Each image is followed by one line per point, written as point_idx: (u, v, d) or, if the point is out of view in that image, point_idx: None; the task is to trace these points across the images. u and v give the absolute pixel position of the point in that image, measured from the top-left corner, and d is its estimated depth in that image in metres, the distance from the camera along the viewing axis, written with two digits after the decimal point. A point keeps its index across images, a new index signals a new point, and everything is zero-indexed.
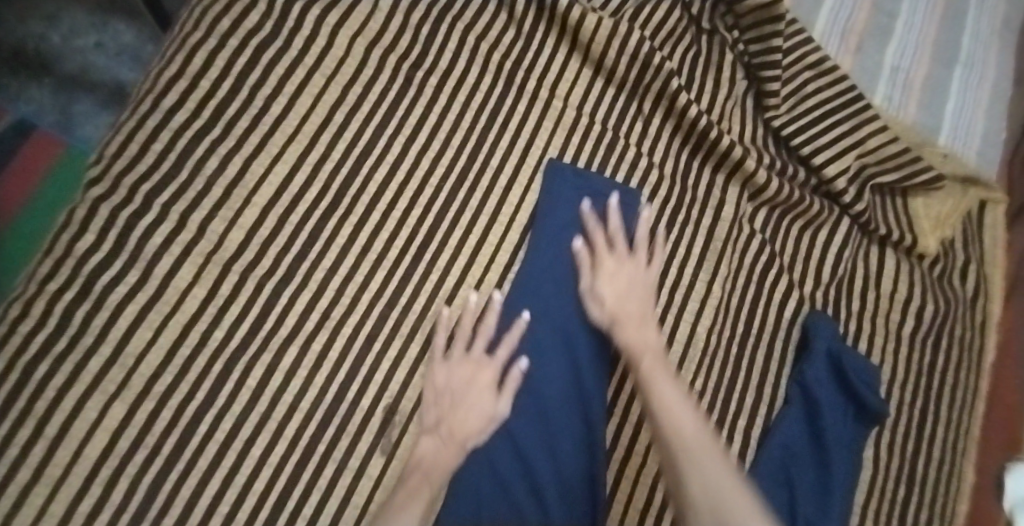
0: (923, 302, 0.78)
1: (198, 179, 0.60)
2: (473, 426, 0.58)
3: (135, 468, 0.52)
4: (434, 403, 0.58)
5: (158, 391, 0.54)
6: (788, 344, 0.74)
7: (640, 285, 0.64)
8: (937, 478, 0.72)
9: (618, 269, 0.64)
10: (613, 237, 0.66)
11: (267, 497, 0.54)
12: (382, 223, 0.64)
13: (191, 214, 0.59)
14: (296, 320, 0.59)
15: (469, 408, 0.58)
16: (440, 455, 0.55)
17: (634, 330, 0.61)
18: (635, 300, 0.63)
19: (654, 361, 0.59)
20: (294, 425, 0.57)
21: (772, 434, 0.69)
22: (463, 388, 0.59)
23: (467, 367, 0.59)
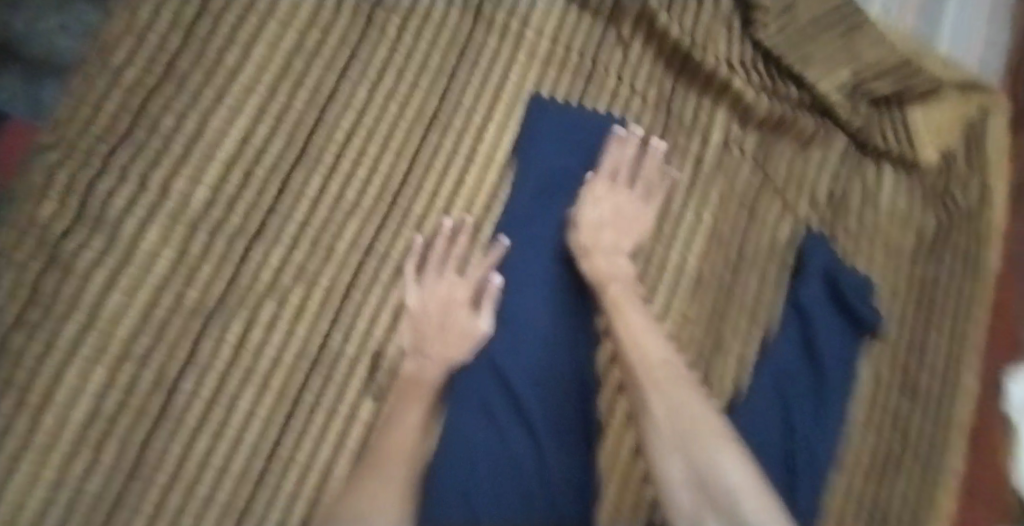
0: (913, 213, 0.79)
1: (152, 142, 0.59)
2: (451, 343, 0.58)
3: (125, 427, 0.55)
4: (412, 327, 0.60)
5: (137, 353, 0.56)
6: (782, 264, 0.74)
7: (633, 220, 0.66)
8: (940, 393, 0.73)
9: (609, 198, 0.66)
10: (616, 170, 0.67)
11: (259, 446, 0.57)
12: (354, 171, 0.64)
13: (152, 174, 0.58)
14: (271, 276, 0.60)
15: (450, 327, 0.59)
16: (421, 373, 0.57)
17: (607, 262, 0.63)
18: (614, 230, 0.65)
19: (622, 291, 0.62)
20: (280, 377, 0.59)
21: (770, 354, 0.70)
22: (437, 306, 0.59)
23: (441, 291, 0.60)
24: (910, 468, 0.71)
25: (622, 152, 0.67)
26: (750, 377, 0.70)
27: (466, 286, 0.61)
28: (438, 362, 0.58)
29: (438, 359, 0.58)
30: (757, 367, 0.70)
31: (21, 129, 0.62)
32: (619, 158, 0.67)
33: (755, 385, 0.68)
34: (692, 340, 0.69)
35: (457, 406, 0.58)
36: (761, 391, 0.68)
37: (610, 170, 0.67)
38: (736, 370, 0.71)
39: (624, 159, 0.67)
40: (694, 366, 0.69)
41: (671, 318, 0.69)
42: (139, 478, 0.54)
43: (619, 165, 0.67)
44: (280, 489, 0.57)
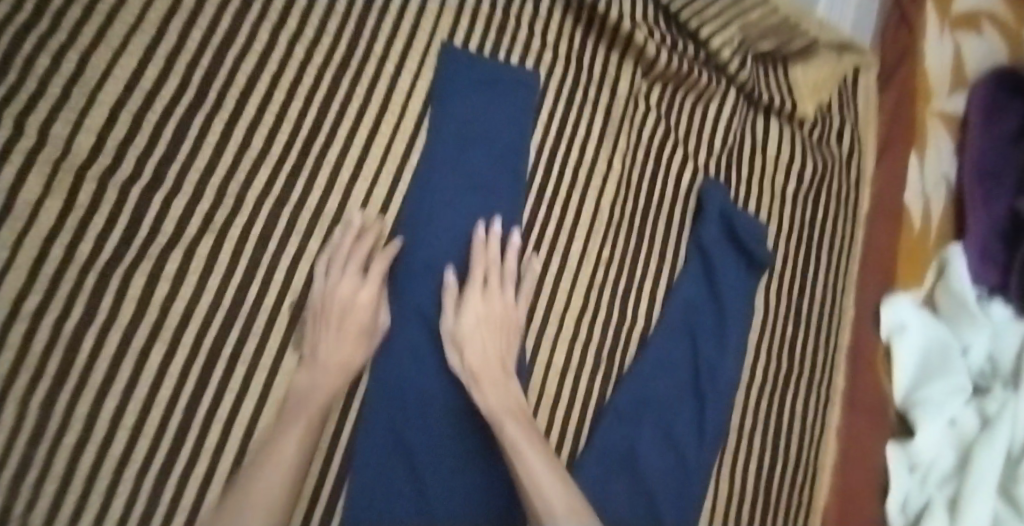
0: (802, 163, 0.86)
1: (29, 82, 0.56)
2: (353, 355, 0.59)
3: (5, 394, 0.50)
4: (314, 327, 0.59)
5: (12, 313, 0.51)
6: (685, 210, 0.80)
7: (506, 321, 0.65)
8: (818, 318, 0.84)
9: (484, 304, 0.64)
10: (488, 273, 0.66)
11: (178, 400, 0.55)
12: (266, 115, 0.63)
13: (30, 117, 0.55)
14: (176, 226, 0.58)
15: (351, 326, 0.59)
16: (319, 383, 0.56)
17: (495, 391, 0.61)
18: (493, 338, 0.63)
19: (517, 423, 0.59)
20: (192, 331, 0.56)
21: (676, 291, 0.77)
22: (344, 312, 0.59)
23: (344, 291, 0.60)
24: (800, 387, 0.82)
25: (489, 254, 0.67)
26: (659, 313, 0.77)
27: (370, 293, 0.61)
28: (341, 370, 0.58)
29: (341, 366, 0.58)
30: (666, 305, 0.77)
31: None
32: (487, 259, 0.66)
33: (664, 320, 0.76)
34: (607, 280, 0.74)
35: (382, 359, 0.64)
36: (667, 329, 0.76)
37: (479, 272, 0.66)
38: (648, 308, 0.76)
39: (493, 258, 0.66)
40: (609, 305, 0.74)
41: (587, 260, 0.74)
42: (39, 440, 0.50)
43: (491, 265, 0.66)
44: (204, 442, 0.55)
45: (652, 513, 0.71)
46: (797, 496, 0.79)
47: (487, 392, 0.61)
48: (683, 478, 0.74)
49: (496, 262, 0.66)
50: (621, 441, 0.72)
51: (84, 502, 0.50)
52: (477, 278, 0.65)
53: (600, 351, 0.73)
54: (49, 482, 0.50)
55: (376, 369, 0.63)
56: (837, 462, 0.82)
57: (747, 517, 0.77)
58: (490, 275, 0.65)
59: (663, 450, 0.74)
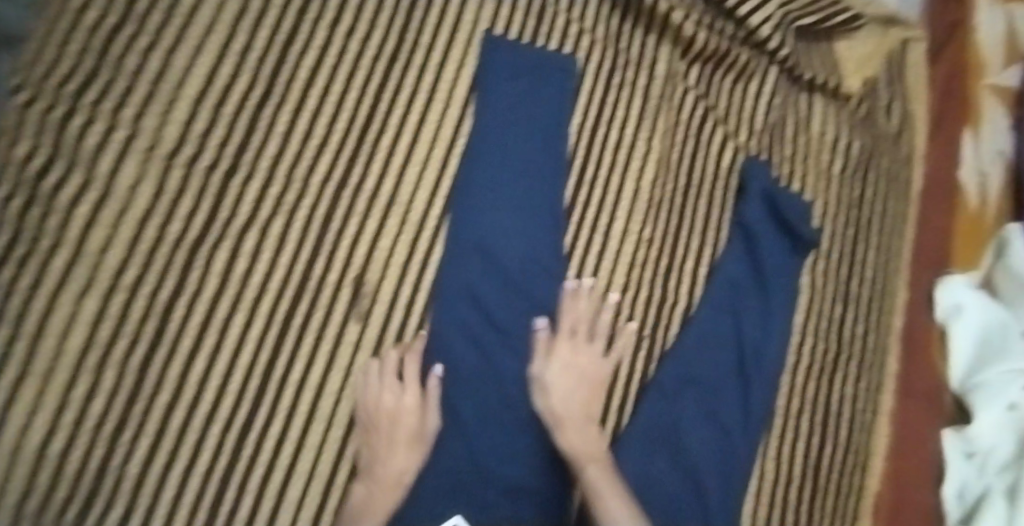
0: (850, 140, 0.84)
1: (121, 80, 0.62)
2: (404, 465, 0.60)
3: (97, 360, 0.56)
4: (364, 446, 0.61)
5: (105, 287, 0.57)
6: (728, 189, 0.80)
7: (593, 377, 0.68)
8: (870, 296, 0.83)
9: (573, 360, 0.67)
10: (575, 328, 0.68)
11: (255, 366, 0.61)
12: (321, 108, 0.68)
13: (124, 111, 0.61)
14: (252, 207, 0.64)
15: (396, 432, 0.61)
16: (372, 501, 0.58)
17: (578, 433, 0.64)
18: (580, 391, 0.66)
19: (597, 465, 0.62)
20: (269, 303, 0.62)
21: (718, 271, 0.76)
22: (388, 426, 0.61)
23: (387, 400, 0.62)
24: (851, 369, 0.81)
25: (578, 306, 0.69)
26: (701, 293, 0.77)
27: (412, 403, 0.62)
28: (393, 484, 0.59)
29: (393, 479, 0.60)
30: (708, 285, 0.77)
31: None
32: (576, 313, 0.69)
33: (705, 300, 0.76)
34: (648, 259, 0.75)
35: (437, 336, 0.66)
36: (710, 309, 0.75)
37: (569, 324, 0.68)
38: (691, 287, 0.77)
39: (582, 314, 0.69)
40: (651, 285, 0.75)
41: (628, 240, 0.75)
42: (137, 400, 0.57)
43: (579, 319, 0.69)
44: (280, 403, 0.61)
45: (697, 494, 0.70)
46: (847, 480, 0.78)
47: (570, 437, 0.64)
48: (728, 460, 0.73)
49: (585, 317, 0.69)
50: (665, 420, 0.72)
51: (172, 453, 0.57)
52: (565, 329, 0.68)
53: (643, 330, 0.74)
54: (144, 437, 0.56)
55: (435, 345, 0.66)
56: (891, 448, 0.81)
57: (798, 498, 0.76)
58: (576, 331, 0.68)
59: (706, 431, 0.73)
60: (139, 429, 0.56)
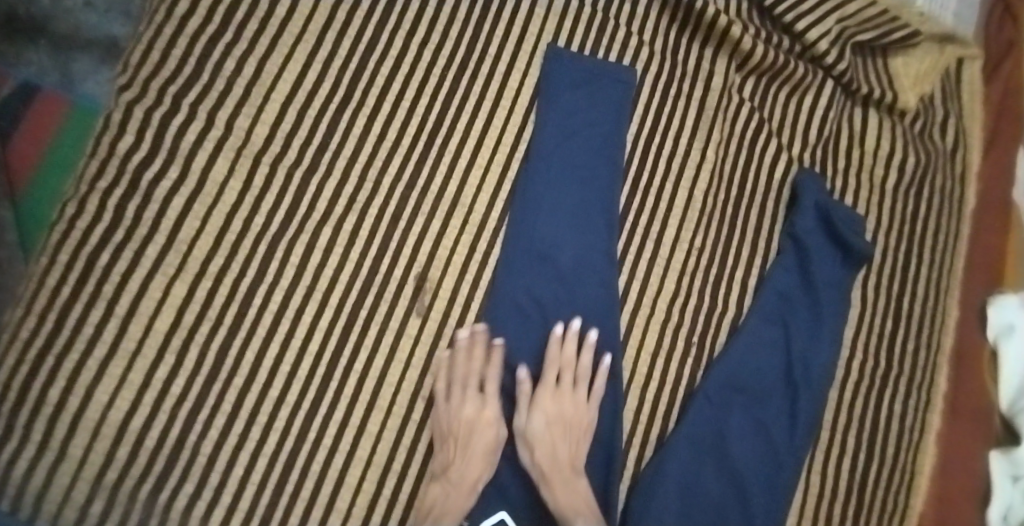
0: (905, 155, 0.84)
1: (217, 84, 0.66)
2: (478, 469, 0.65)
3: (183, 338, 0.62)
4: (443, 447, 0.65)
5: (193, 271, 0.63)
6: (780, 200, 0.81)
7: (576, 423, 0.68)
8: (921, 313, 0.82)
9: (557, 408, 0.67)
10: (562, 374, 0.69)
11: (323, 355, 0.65)
12: (393, 113, 0.71)
13: (217, 111, 0.66)
14: (325, 205, 0.67)
15: (471, 443, 0.65)
16: (451, 502, 0.63)
17: (564, 485, 0.65)
18: (565, 442, 0.67)
19: (585, 521, 0.63)
20: (337, 296, 0.66)
21: (767, 281, 0.78)
22: (465, 437, 0.65)
23: (471, 412, 0.65)
24: (900, 384, 0.81)
25: (564, 353, 0.69)
26: (751, 301, 0.78)
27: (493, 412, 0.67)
28: (468, 488, 0.64)
29: (468, 485, 0.64)
30: (756, 295, 0.78)
31: (52, 103, 0.68)
32: (562, 359, 0.69)
33: (755, 309, 0.77)
34: (698, 266, 0.76)
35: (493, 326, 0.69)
36: (760, 318, 0.76)
37: (552, 373, 0.68)
38: (740, 296, 0.78)
39: (568, 359, 0.69)
40: (702, 293, 0.76)
41: (679, 249, 0.76)
42: (219, 380, 0.63)
43: (565, 365, 0.69)
44: (344, 389, 0.65)
45: (741, 500, 0.72)
46: (894, 497, 0.78)
47: (558, 491, 0.65)
48: (773, 470, 0.74)
49: (571, 364, 0.69)
50: (712, 427, 0.74)
51: (246, 427, 0.63)
52: (551, 377, 0.68)
53: (691, 336, 0.76)
54: (221, 413, 0.62)
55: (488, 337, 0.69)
56: (938, 466, 0.81)
57: (838, 513, 0.76)
58: (564, 377, 0.69)
59: (753, 439, 0.75)
60: (217, 406, 0.62)
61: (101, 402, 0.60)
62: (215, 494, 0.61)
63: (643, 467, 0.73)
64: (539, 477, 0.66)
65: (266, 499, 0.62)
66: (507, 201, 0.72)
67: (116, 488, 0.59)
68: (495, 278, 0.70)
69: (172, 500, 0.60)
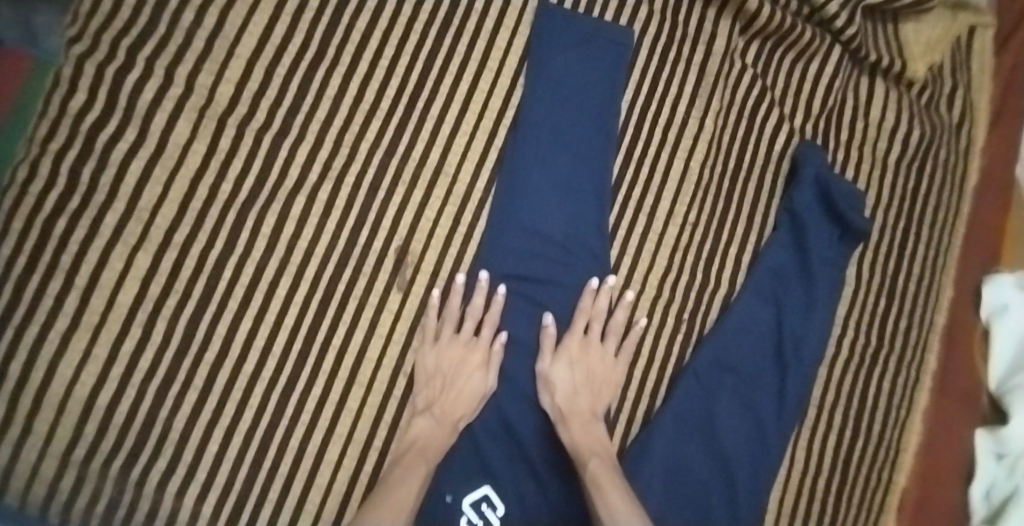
0: (910, 128, 0.81)
1: (176, 37, 0.61)
2: (463, 408, 0.64)
3: (148, 312, 0.59)
4: (425, 387, 0.64)
5: (156, 240, 0.59)
6: (778, 173, 0.77)
7: (603, 375, 0.68)
8: (916, 291, 0.81)
9: (583, 357, 0.67)
10: (591, 325, 0.68)
11: (298, 330, 0.62)
12: (371, 73, 0.66)
13: (178, 68, 0.61)
14: (299, 172, 0.63)
15: (455, 386, 0.64)
16: (432, 438, 0.62)
17: (581, 427, 0.64)
18: (588, 390, 0.66)
19: (600, 461, 0.62)
20: (313, 269, 0.63)
21: (762, 258, 0.75)
22: (450, 375, 0.64)
23: (457, 350, 0.64)
24: (891, 363, 0.79)
25: (594, 305, 0.68)
26: (744, 278, 0.75)
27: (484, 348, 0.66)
28: (450, 426, 0.63)
29: (448, 422, 0.63)
30: (750, 271, 0.76)
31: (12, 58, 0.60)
32: (592, 311, 0.68)
33: (747, 287, 0.75)
34: (691, 241, 0.74)
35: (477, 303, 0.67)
36: (752, 297, 0.74)
37: (581, 323, 0.68)
38: (734, 272, 0.75)
39: (597, 311, 0.68)
40: (694, 269, 0.74)
41: (673, 222, 0.73)
42: (188, 356, 0.59)
43: (594, 317, 0.68)
44: (321, 366, 0.62)
45: (724, 476, 0.73)
46: (877, 473, 0.78)
47: (574, 430, 0.64)
48: (758, 447, 0.74)
49: (601, 315, 0.69)
50: (699, 405, 0.72)
51: (218, 404, 0.59)
52: (579, 327, 0.68)
53: (681, 313, 0.73)
54: (192, 389, 0.59)
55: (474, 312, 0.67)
56: (923, 443, 0.81)
57: (823, 487, 0.76)
58: (592, 328, 0.68)
59: (739, 418, 0.74)
60: (188, 381, 0.59)
61: (63, 378, 0.56)
62: (188, 471, 0.58)
63: (628, 445, 0.72)
64: (557, 419, 0.65)
65: (242, 475, 0.59)
66: (494, 172, 0.69)
67: (83, 465, 0.56)
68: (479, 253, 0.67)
69: (143, 477, 0.57)
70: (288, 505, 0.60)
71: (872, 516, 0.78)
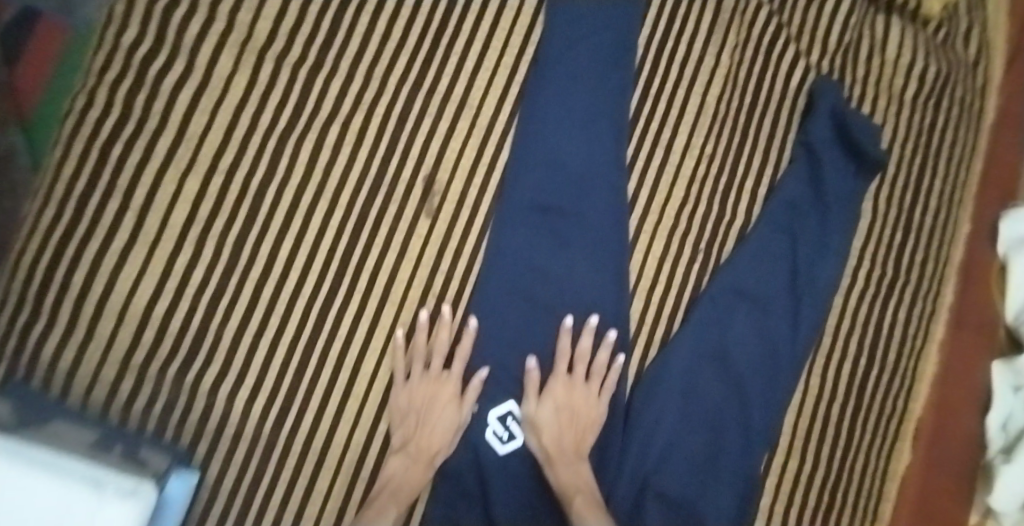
0: (926, 65, 0.82)
1: None
2: (437, 443, 0.67)
3: (198, 232, 0.64)
4: (400, 425, 0.67)
5: (203, 166, 0.64)
6: (795, 108, 0.79)
7: (585, 414, 0.71)
8: (932, 226, 0.82)
9: (566, 397, 0.70)
10: (573, 366, 0.71)
11: (334, 253, 0.67)
12: (399, 11, 0.69)
13: (219, 5, 0.65)
14: (332, 104, 0.67)
15: (430, 422, 0.67)
16: (409, 475, 0.65)
17: (567, 467, 0.67)
18: (574, 429, 0.69)
19: (585, 497, 0.65)
20: (347, 195, 0.67)
21: (777, 191, 0.77)
22: (424, 412, 0.67)
23: (427, 388, 0.67)
24: (906, 295, 0.81)
25: (579, 348, 0.71)
26: (760, 211, 0.78)
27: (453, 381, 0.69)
28: (426, 461, 0.66)
29: (424, 459, 0.66)
30: (766, 204, 0.78)
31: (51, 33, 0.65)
32: (576, 354, 0.71)
33: (764, 219, 0.77)
34: (708, 175, 0.76)
35: (501, 233, 0.70)
36: (768, 229, 0.76)
37: (564, 364, 0.71)
38: (750, 205, 0.78)
39: (581, 353, 0.71)
40: (711, 201, 0.76)
41: (690, 155, 0.76)
42: (235, 272, 0.64)
43: (578, 359, 0.71)
44: (357, 286, 0.67)
45: (739, 399, 0.76)
46: (891, 404, 0.81)
47: (560, 471, 0.67)
48: (773, 373, 0.76)
49: (586, 356, 0.71)
50: (714, 331, 0.75)
51: (263, 317, 0.65)
52: (563, 368, 0.70)
53: (698, 244, 0.76)
54: (239, 303, 0.64)
55: (497, 241, 0.70)
56: (937, 374, 0.83)
57: (836, 413, 0.79)
58: (576, 367, 0.71)
59: (755, 345, 0.76)
60: (235, 296, 0.64)
61: (123, 290, 0.62)
62: (237, 376, 0.64)
63: (646, 367, 0.75)
64: (543, 461, 0.68)
65: (286, 384, 0.65)
66: (516, 107, 0.72)
67: (143, 369, 0.63)
68: (502, 185, 0.71)
69: (197, 381, 0.64)
70: (328, 412, 0.66)
71: (887, 442, 0.81)
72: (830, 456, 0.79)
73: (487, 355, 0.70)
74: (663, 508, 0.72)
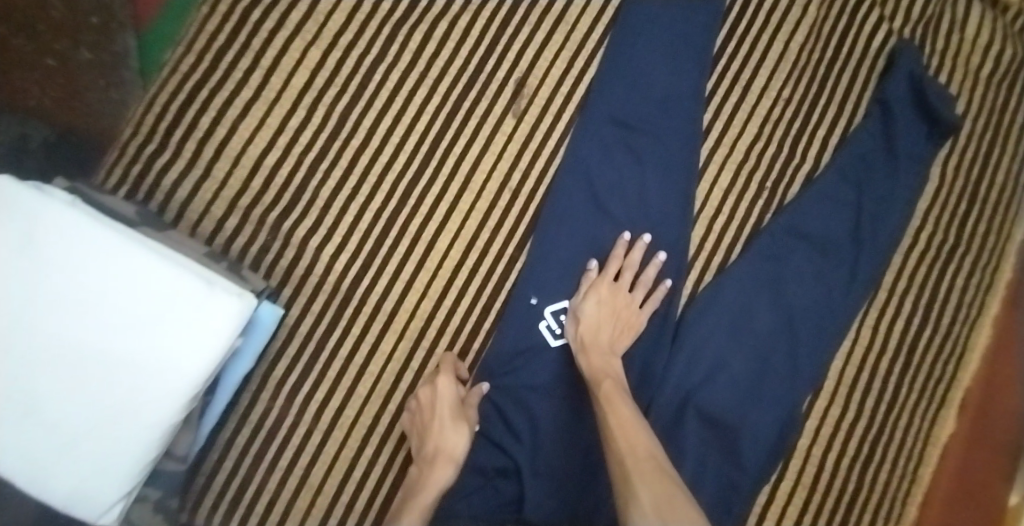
0: (1003, 47, 0.85)
1: None
2: (451, 435, 0.67)
3: (312, 97, 0.71)
4: (417, 431, 0.69)
5: (326, 39, 0.72)
6: (873, 69, 0.83)
7: (626, 319, 0.72)
8: (996, 200, 0.84)
9: (610, 298, 0.71)
10: (620, 273, 0.73)
11: (427, 135, 0.73)
12: None
13: None
14: (444, 4, 0.74)
15: (437, 417, 0.68)
16: (432, 469, 0.65)
17: (600, 356, 0.68)
18: (611, 327, 0.71)
19: (612, 383, 0.66)
20: (445, 85, 0.74)
21: (849, 143, 0.80)
22: (428, 414, 0.68)
23: (424, 394, 0.70)
24: (965, 264, 0.83)
25: (628, 257, 0.73)
26: (829, 159, 0.81)
27: (446, 379, 0.70)
28: (443, 459, 0.65)
29: (443, 452, 0.66)
30: (837, 152, 0.81)
31: None
32: (625, 261, 0.73)
33: (832, 167, 0.80)
34: (781, 118, 0.80)
35: (579, 139, 0.75)
36: (836, 176, 0.79)
37: (613, 268, 0.73)
38: (819, 153, 0.81)
39: (630, 263, 0.73)
40: (782, 142, 0.80)
41: (767, 97, 0.80)
42: (340, 138, 0.71)
43: (626, 267, 0.73)
44: (444, 169, 0.73)
45: (789, 335, 0.77)
46: (941, 368, 0.81)
47: (592, 358, 0.68)
48: (826, 315, 0.78)
49: (634, 266, 0.73)
50: (771, 265, 0.78)
51: (357, 183, 0.72)
52: (610, 271, 0.72)
53: (765, 181, 0.80)
54: (337, 168, 0.71)
55: (575, 146, 0.75)
56: (989, 348, 0.84)
57: (885, 367, 0.80)
58: (622, 274, 0.73)
59: (812, 285, 0.77)
60: (335, 161, 0.71)
61: (240, 139, 0.70)
62: (327, 231, 0.71)
63: (700, 290, 0.79)
64: (579, 349, 0.70)
65: (369, 247, 0.72)
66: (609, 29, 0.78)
67: (247, 211, 0.70)
68: (587, 96, 0.76)
69: (292, 229, 0.70)
70: (401, 279, 0.72)
71: (932, 405, 0.81)
72: (872, 410, 0.79)
73: (552, 250, 0.74)
74: (703, 425, 0.75)
